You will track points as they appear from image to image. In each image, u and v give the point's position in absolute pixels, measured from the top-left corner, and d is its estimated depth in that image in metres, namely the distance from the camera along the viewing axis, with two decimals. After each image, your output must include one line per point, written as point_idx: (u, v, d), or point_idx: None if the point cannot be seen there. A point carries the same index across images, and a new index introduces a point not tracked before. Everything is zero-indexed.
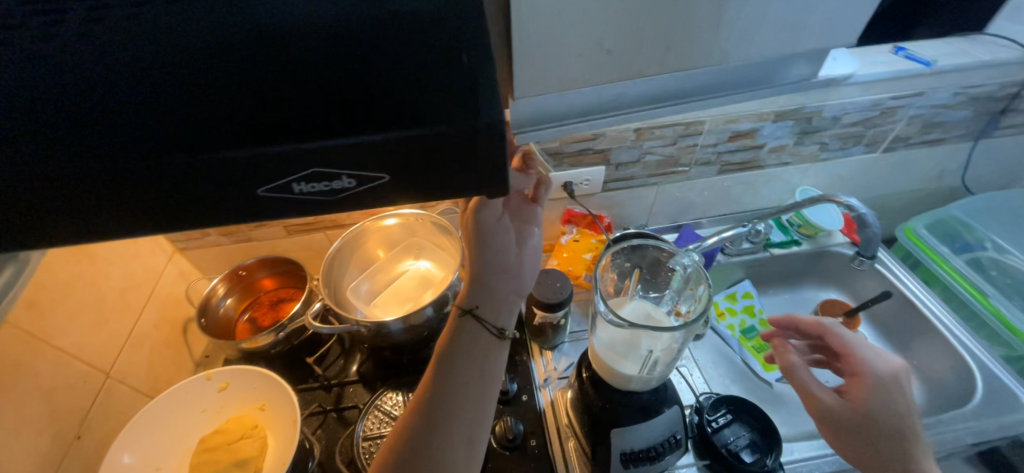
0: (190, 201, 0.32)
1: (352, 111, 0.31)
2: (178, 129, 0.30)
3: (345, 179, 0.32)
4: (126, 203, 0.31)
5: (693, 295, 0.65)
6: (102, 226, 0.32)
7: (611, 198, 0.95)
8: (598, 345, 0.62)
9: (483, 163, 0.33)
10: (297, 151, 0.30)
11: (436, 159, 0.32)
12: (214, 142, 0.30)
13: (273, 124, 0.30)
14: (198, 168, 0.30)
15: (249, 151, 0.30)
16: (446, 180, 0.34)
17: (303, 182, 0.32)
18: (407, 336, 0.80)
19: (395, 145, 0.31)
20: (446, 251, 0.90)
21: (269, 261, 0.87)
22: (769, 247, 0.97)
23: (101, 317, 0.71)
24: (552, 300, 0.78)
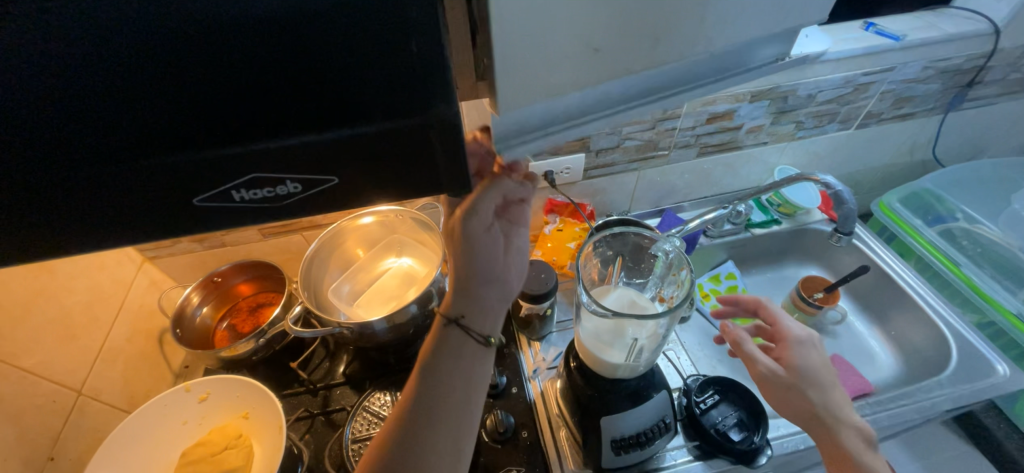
0: (142, 205, 0.30)
1: (295, 108, 0.28)
2: (110, 133, 0.27)
3: (289, 184, 0.31)
4: (68, 215, 0.29)
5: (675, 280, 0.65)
6: (49, 239, 0.30)
7: (592, 185, 0.95)
8: (583, 335, 0.62)
9: (445, 158, 0.33)
10: (253, 154, 0.29)
11: (397, 156, 0.32)
12: (150, 147, 0.28)
13: (212, 125, 0.28)
14: (146, 172, 0.28)
15: (200, 154, 0.29)
16: (409, 176, 0.33)
17: (243, 190, 0.31)
18: (392, 335, 0.78)
19: (355, 142, 0.30)
20: (428, 247, 0.89)
21: (244, 266, 0.84)
22: (750, 227, 0.98)
23: (68, 334, 0.68)
24: (537, 291, 0.77)
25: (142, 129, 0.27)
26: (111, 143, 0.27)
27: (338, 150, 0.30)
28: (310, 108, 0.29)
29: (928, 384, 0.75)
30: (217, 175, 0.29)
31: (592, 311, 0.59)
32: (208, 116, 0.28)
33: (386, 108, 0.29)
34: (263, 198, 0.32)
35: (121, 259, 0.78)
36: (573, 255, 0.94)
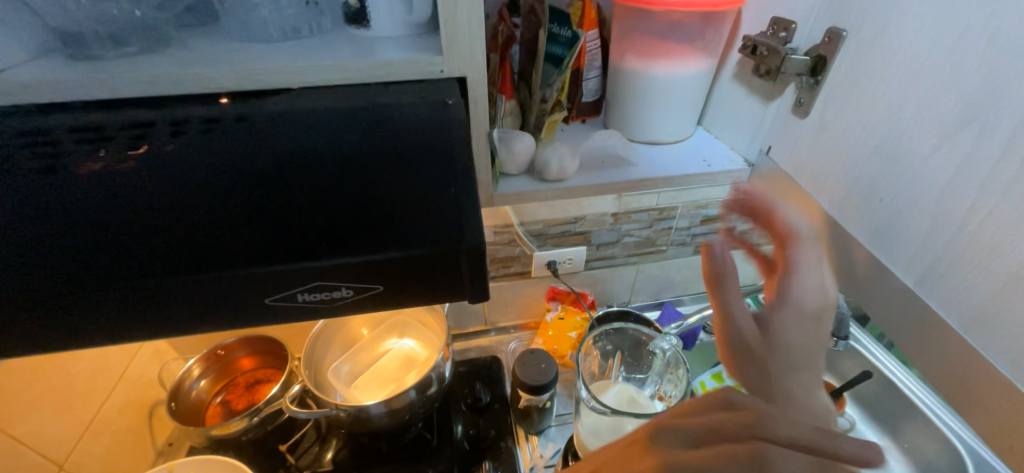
0: (180, 309, 0.34)
1: (346, 232, 0.35)
2: (189, 247, 0.33)
3: (344, 289, 0.35)
4: (112, 310, 0.32)
5: (674, 379, 0.66)
6: (82, 327, 0.33)
7: (593, 276, 0.99)
8: (582, 431, 0.61)
9: (467, 277, 0.37)
10: (274, 274, 0.33)
11: (423, 273, 0.35)
12: (214, 259, 0.33)
13: (273, 244, 0.34)
14: (203, 282, 0.33)
15: (246, 269, 0.33)
16: (435, 289, 0.37)
17: (306, 293, 0.35)
18: (388, 420, 0.77)
19: (370, 264, 0.34)
20: (431, 331, 0.90)
21: (249, 339, 0.86)
22: None
23: (65, 403, 0.68)
24: (536, 382, 0.77)
25: (196, 249, 0.33)
26: (166, 259, 0.32)
27: (359, 270, 0.34)
28: (335, 237, 0.35)
29: None
30: (286, 284, 0.34)
31: (591, 408, 0.58)
32: (256, 239, 0.34)
33: (400, 238, 0.35)
34: (320, 301, 0.36)
35: None
36: (574, 345, 0.96)
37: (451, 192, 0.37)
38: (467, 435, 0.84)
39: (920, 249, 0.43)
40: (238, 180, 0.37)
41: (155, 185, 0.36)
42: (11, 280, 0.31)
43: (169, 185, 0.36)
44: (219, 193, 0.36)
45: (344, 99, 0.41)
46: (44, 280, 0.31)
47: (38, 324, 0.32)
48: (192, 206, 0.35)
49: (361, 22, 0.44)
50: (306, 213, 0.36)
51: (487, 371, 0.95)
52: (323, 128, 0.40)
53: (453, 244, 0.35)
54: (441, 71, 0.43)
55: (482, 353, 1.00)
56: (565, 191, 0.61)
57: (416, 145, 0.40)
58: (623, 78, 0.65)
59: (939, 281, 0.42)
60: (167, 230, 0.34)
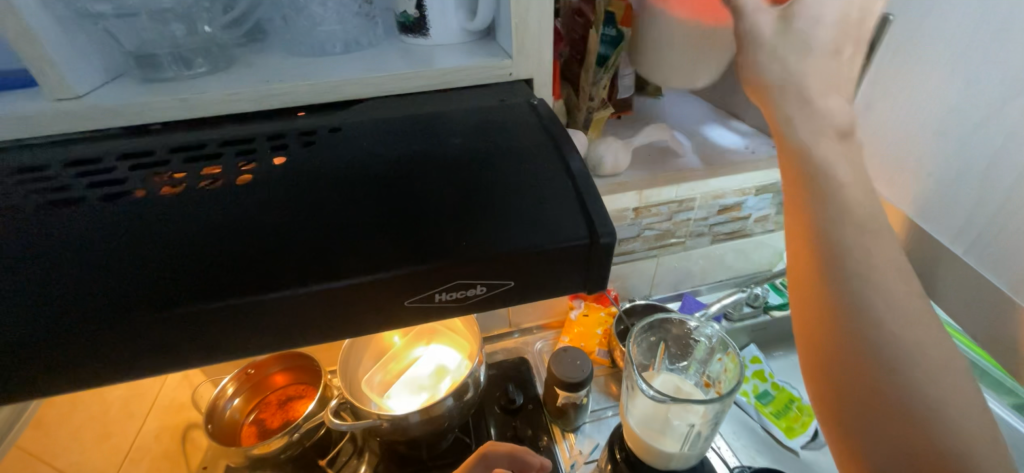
0: (312, 321, 0.33)
1: (442, 236, 0.35)
2: (294, 265, 0.33)
3: (479, 287, 0.35)
4: (204, 335, 0.32)
5: (720, 365, 0.69)
6: (168, 354, 0.32)
7: (614, 271, 1.00)
8: (633, 421, 0.62)
9: (574, 268, 0.36)
10: (407, 272, 0.33)
11: (539, 268, 0.35)
12: (326, 271, 0.33)
13: (374, 253, 0.33)
14: (309, 296, 0.32)
15: (354, 280, 0.32)
16: (545, 283, 0.36)
17: (445, 292, 0.35)
18: (425, 428, 0.77)
19: (505, 255, 0.34)
20: (463, 336, 0.90)
21: (282, 355, 0.85)
22: (769, 310, 1.05)
23: (103, 431, 0.68)
24: (574, 379, 0.78)
25: (327, 257, 0.33)
26: (300, 270, 0.33)
27: (484, 266, 0.34)
28: (458, 235, 0.35)
29: None
30: (416, 284, 0.34)
31: (649, 397, 0.59)
32: (361, 248, 0.34)
33: (508, 236, 0.35)
34: (453, 300, 0.36)
35: None
36: (601, 342, 0.97)
37: (563, 180, 0.38)
38: (504, 437, 0.84)
39: (966, 222, 0.47)
40: (327, 197, 0.37)
41: (246, 211, 0.36)
42: (132, 309, 0.31)
43: (260, 210, 0.36)
44: (312, 210, 0.36)
45: (405, 112, 0.46)
46: (175, 304, 0.31)
47: (152, 349, 0.32)
48: (288, 225, 0.35)
49: (420, 30, 0.51)
50: (403, 219, 0.36)
51: (517, 372, 0.95)
52: (406, 141, 0.43)
53: (583, 229, 0.35)
54: (509, 73, 0.49)
55: (509, 355, 1.00)
56: (616, 185, 0.64)
57: (497, 154, 0.41)
58: (654, 26, 0.59)
59: (985, 247, 0.46)
60: (264, 251, 0.33)
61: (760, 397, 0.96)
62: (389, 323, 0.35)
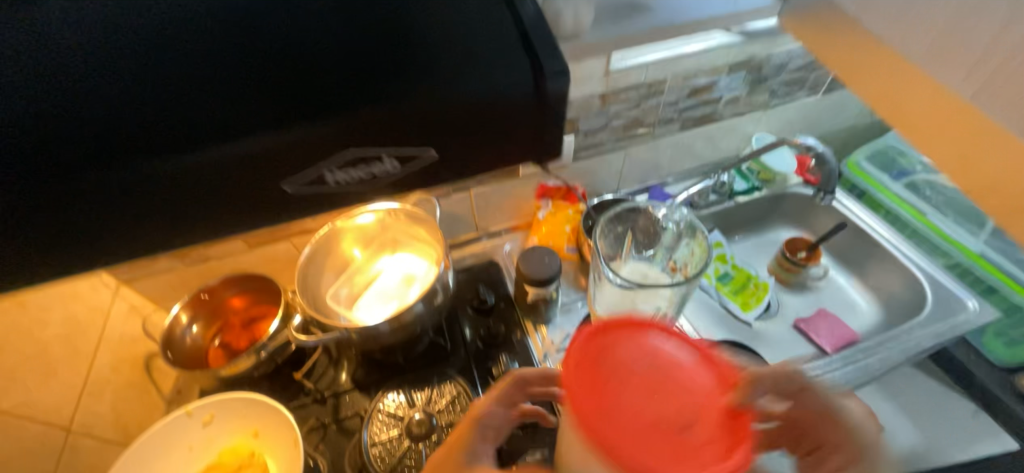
0: (241, 195, 0.34)
1: (373, 80, 0.34)
2: (220, 116, 0.32)
3: (388, 163, 0.36)
4: (129, 204, 0.32)
5: (688, 248, 0.71)
6: (87, 220, 0.32)
7: (582, 167, 0.96)
8: (601, 309, 0.63)
9: (513, 124, 0.37)
10: (340, 127, 0.33)
11: (477, 126, 0.36)
12: (257, 123, 0.32)
13: (303, 101, 0.33)
14: (244, 151, 0.32)
15: (289, 135, 0.32)
16: (485, 145, 0.38)
17: (341, 173, 0.36)
18: (397, 335, 0.77)
19: (436, 116, 0.34)
20: (426, 242, 0.87)
21: (234, 278, 0.80)
22: (734, 195, 1.06)
23: (47, 369, 0.63)
24: (543, 276, 0.77)
25: (253, 103, 0.32)
26: (229, 123, 0.32)
27: (399, 132, 0.34)
28: (371, 98, 0.33)
29: (912, 325, 0.88)
30: (336, 157, 0.34)
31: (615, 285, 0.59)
32: (289, 98, 0.33)
33: (446, 82, 0.34)
34: (356, 179, 0.37)
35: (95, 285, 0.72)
36: (569, 238, 0.95)
37: (512, 23, 0.36)
38: (478, 336, 0.85)
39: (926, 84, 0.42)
40: (238, 33, 0.33)
41: (132, 54, 0.32)
42: (46, 168, 0.30)
43: (152, 51, 0.32)
44: (218, 48, 0.32)
45: None
46: (93, 164, 0.30)
47: (66, 212, 0.31)
48: (198, 69, 0.32)
49: None
50: (333, 62, 0.33)
51: (487, 274, 0.94)
52: None
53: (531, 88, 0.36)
54: None
55: (479, 258, 0.98)
56: (580, 51, 0.50)
57: None
58: None
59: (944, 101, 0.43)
60: (176, 100, 0.32)
61: (720, 278, 1.01)
62: (307, 203, 0.36)
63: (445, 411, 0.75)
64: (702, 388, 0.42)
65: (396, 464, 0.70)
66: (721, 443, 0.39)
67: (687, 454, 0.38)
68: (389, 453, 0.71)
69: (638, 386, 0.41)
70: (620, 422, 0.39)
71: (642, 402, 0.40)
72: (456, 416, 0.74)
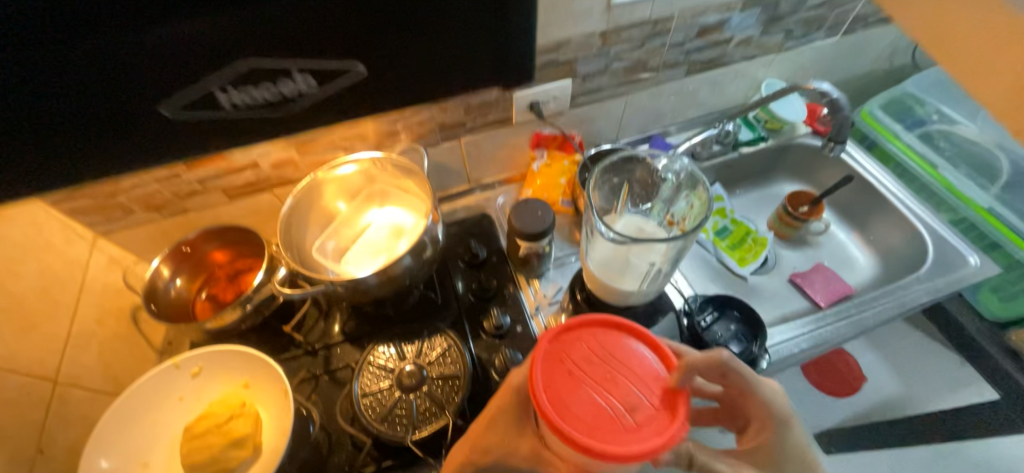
0: (117, 103, 0.34)
1: None
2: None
3: (297, 75, 0.37)
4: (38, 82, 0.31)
5: (687, 201, 0.68)
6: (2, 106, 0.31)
7: (580, 114, 0.90)
8: (592, 265, 0.60)
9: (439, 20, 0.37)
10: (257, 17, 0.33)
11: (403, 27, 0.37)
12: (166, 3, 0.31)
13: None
14: (162, 39, 0.32)
15: (209, 22, 0.32)
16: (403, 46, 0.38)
17: (242, 87, 0.36)
18: (386, 288, 0.75)
19: (325, 21, 0.34)
20: (414, 195, 0.84)
21: (215, 231, 0.77)
22: (739, 146, 1.02)
23: (26, 322, 0.62)
24: (536, 230, 0.74)
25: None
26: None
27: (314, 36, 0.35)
28: None
29: (909, 281, 0.87)
30: (238, 72, 0.35)
31: (609, 239, 0.56)
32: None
33: None
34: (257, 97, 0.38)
35: (69, 236, 0.70)
36: (564, 191, 0.91)
37: None
38: (470, 290, 0.84)
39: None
40: None
41: None
42: None
43: None
44: None
45: None
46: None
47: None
48: None
49: None
50: None
51: (480, 228, 0.91)
52: None
53: None
54: None
55: (470, 212, 0.95)
56: None
57: None
58: None
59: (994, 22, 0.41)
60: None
61: (718, 233, 0.99)
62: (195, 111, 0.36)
63: (437, 363, 0.74)
64: (648, 376, 0.49)
65: (388, 414, 0.69)
66: (662, 418, 0.46)
67: (632, 428, 0.46)
68: (382, 402, 0.70)
69: (592, 375, 0.49)
70: (576, 405, 0.46)
71: (594, 389, 0.48)
72: (447, 368, 0.73)
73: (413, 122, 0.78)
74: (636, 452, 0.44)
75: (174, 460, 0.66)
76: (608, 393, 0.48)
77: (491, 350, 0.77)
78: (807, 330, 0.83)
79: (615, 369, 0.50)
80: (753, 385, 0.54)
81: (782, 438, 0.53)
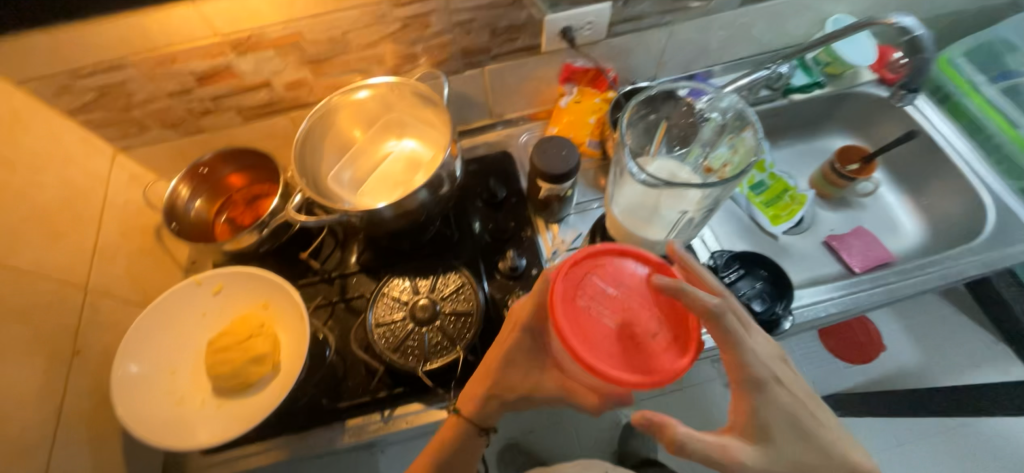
0: None
1: None
2: None
3: None
4: None
5: (731, 145, 0.62)
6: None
7: (617, 46, 0.81)
8: (617, 211, 0.57)
9: None
10: None
11: None
12: None
13: None
14: None
15: None
16: None
17: None
18: (402, 222, 0.74)
19: None
20: (433, 127, 0.80)
21: (231, 153, 0.76)
22: (789, 93, 0.92)
23: (52, 231, 0.63)
24: (560, 171, 0.70)
25: None
26: None
27: None
28: None
29: (959, 251, 0.81)
30: None
31: (639, 182, 0.51)
32: None
33: None
34: None
35: (88, 150, 0.70)
36: (593, 132, 0.86)
37: None
38: (487, 229, 0.82)
39: None
40: None
41: None
42: None
43: None
44: None
45: None
46: None
47: None
48: None
49: None
50: None
51: (500, 166, 0.88)
52: None
53: None
54: None
55: (491, 149, 0.91)
56: None
57: None
58: None
59: None
60: None
61: (752, 188, 0.93)
62: None
63: (449, 299, 0.74)
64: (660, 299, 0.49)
65: (401, 344, 0.70)
66: (681, 337, 0.47)
67: (654, 351, 0.46)
68: (395, 332, 0.71)
69: (608, 306, 0.48)
70: (598, 337, 0.46)
71: (612, 319, 0.47)
72: (460, 305, 0.73)
73: (433, 44, 0.72)
74: (664, 375, 0.44)
75: (200, 370, 0.69)
76: (626, 323, 0.47)
77: (504, 291, 0.77)
78: (837, 294, 0.79)
79: (626, 297, 0.49)
80: (734, 339, 0.47)
81: (766, 396, 0.47)
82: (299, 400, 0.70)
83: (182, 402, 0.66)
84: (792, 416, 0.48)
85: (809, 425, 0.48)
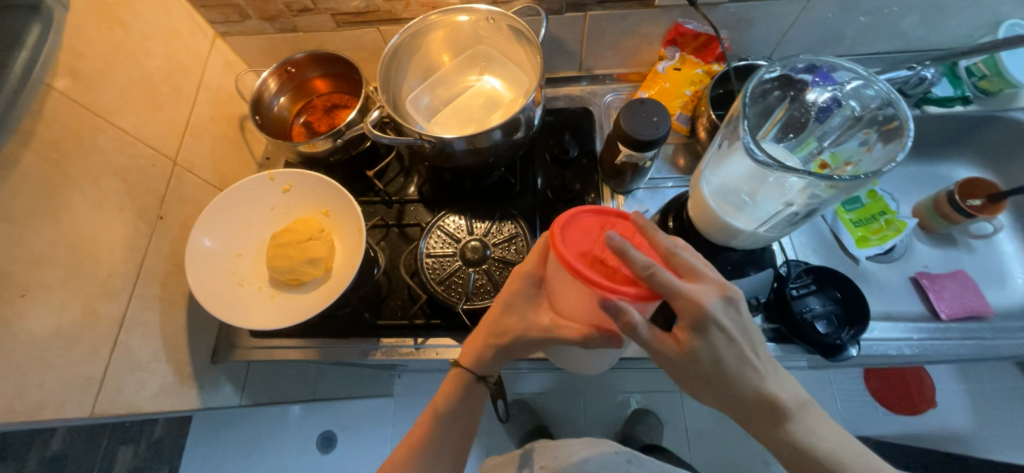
0: None
1: None
2: None
3: None
4: None
5: (861, 141, 0.56)
6: None
7: (740, 13, 0.73)
8: (707, 190, 0.54)
9: None
10: None
11: None
12: None
13: None
14: None
15: None
16: None
17: None
18: (471, 160, 0.72)
19: None
20: (521, 68, 0.77)
21: (320, 58, 0.76)
22: (925, 103, 0.81)
23: (154, 99, 0.66)
24: (645, 137, 0.65)
25: None
26: None
27: None
28: None
29: None
30: None
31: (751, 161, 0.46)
32: None
33: None
34: None
35: (193, 28, 0.73)
36: (685, 105, 0.80)
37: None
38: (550, 186, 0.79)
39: None
40: None
41: None
42: None
43: None
44: None
45: None
46: None
47: None
48: None
49: None
50: None
51: (577, 123, 0.83)
52: None
53: None
54: None
55: (571, 104, 0.87)
56: None
57: None
58: None
59: None
60: None
61: (846, 202, 0.84)
62: None
63: (501, 246, 0.73)
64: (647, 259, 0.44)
65: (447, 278, 0.70)
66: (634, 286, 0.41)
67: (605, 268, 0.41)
68: (442, 266, 0.72)
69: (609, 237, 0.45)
70: (577, 235, 0.44)
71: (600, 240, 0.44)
72: (509, 254, 0.72)
73: None
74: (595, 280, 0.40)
75: (261, 259, 0.73)
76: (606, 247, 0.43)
77: None
78: (917, 335, 0.72)
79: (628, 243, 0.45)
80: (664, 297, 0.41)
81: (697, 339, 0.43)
82: (343, 307, 0.73)
83: (242, 284, 0.71)
84: (712, 359, 0.44)
85: (730, 368, 0.44)
